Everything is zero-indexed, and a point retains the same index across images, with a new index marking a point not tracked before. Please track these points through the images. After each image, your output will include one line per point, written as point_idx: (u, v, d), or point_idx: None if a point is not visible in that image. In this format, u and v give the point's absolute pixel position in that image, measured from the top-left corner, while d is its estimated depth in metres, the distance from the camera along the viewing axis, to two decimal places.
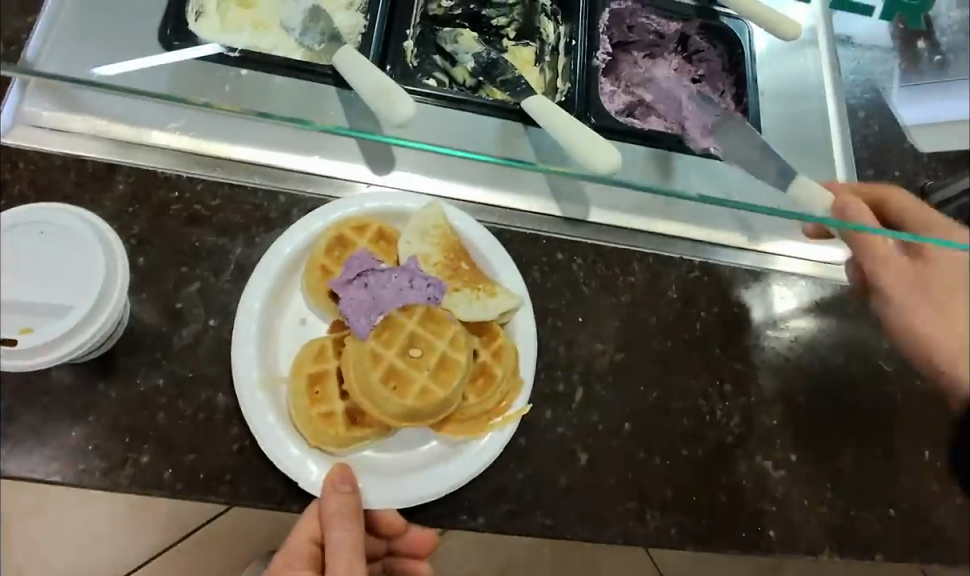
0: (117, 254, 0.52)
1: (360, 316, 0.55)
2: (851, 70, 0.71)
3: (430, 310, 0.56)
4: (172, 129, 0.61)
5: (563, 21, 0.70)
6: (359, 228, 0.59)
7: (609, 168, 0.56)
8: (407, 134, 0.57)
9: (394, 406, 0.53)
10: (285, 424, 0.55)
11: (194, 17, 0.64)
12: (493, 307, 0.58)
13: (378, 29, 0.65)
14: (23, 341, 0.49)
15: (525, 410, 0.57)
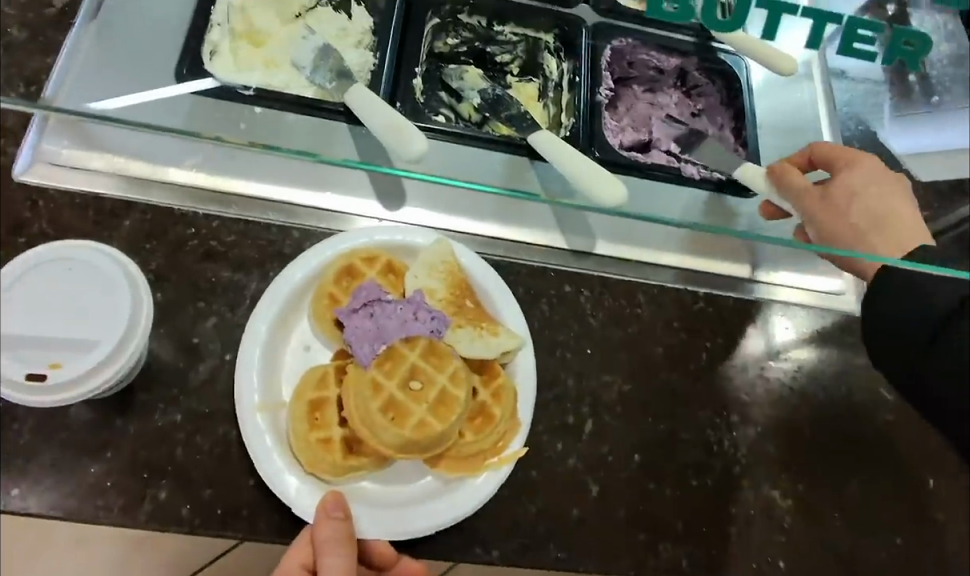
0: (141, 289, 0.53)
1: (364, 343, 0.56)
2: (844, 103, 0.68)
3: (433, 344, 0.56)
4: (189, 167, 0.62)
5: (565, 58, 0.72)
6: (369, 259, 0.59)
7: (616, 201, 0.58)
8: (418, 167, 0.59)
9: (391, 436, 0.53)
10: (282, 448, 0.55)
11: (207, 54, 0.66)
12: (496, 347, 0.58)
13: (388, 68, 0.66)
14: (53, 376, 0.50)
15: (519, 452, 0.57)
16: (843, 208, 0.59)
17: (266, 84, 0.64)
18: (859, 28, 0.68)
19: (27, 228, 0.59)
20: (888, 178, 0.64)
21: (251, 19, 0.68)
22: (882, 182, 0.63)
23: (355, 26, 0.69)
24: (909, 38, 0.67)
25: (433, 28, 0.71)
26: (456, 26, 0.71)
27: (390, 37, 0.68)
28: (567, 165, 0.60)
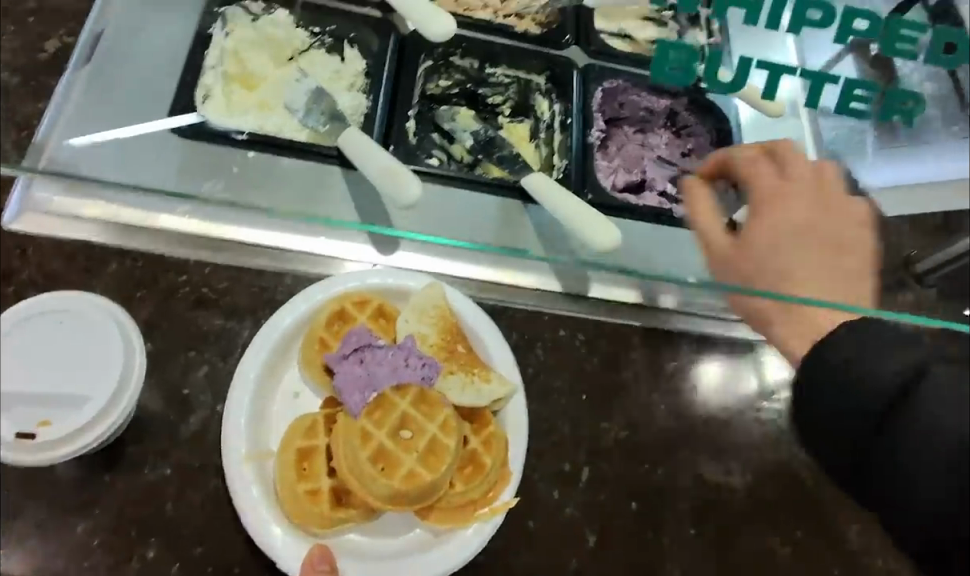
0: (134, 339, 0.54)
1: (354, 393, 0.55)
2: (829, 141, 0.66)
3: (424, 391, 0.55)
4: (182, 213, 0.62)
5: (557, 100, 0.73)
6: (360, 303, 0.59)
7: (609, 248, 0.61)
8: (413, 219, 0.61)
9: (381, 487, 0.52)
10: (269, 499, 0.54)
11: (201, 99, 0.66)
12: (487, 394, 0.57)
13: (382, 110, 0.67)
14: (43, 434, 0.50)
15: (512, 502, 0.56)
16: (774, 269, 0.60)
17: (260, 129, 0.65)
18: (856, 88, 0.65)
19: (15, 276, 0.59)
20: (825, 192, 0.63)
21: (244, 61, 0.68)
22: (819, 202, 0.62)
23: (349, 68, 0.69)
24: (904, 99, 0.64)
25: (426, 71, 0.71)
26: (448, 68, 0.71)
27: (384, 80, 0.69)
28: (568, 209, 0.61)
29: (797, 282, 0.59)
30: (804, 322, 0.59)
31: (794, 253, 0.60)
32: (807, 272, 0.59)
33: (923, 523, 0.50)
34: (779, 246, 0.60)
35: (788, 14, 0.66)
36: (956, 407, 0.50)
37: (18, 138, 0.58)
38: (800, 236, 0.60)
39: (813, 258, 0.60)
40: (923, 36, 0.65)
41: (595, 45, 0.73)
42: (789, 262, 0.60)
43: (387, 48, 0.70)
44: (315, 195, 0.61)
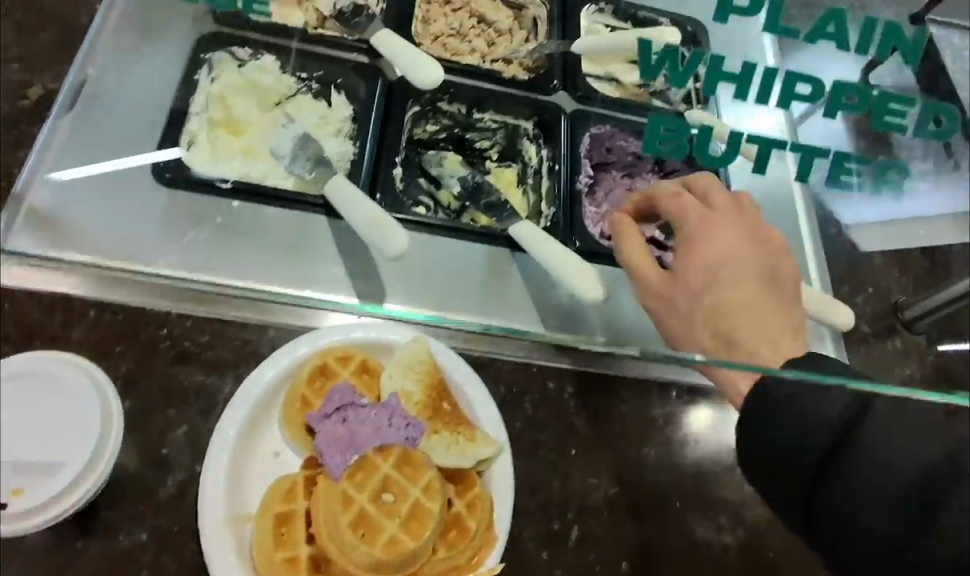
0: (113, 400, 0.54)
1: (335, 454, 0.55)
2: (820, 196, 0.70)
3: (407, 452, 0.56)
4: (161, 266, 0.60)
5: (544, 145, 0.73)
6: (343, 358, 0.59)
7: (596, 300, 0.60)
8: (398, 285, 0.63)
9: (361, 554, 0.52)
10: (244, 566, 0.53)
11: (186, 145, 0.65)
12: (472, 455, 0.58)
13: (369, 156, 0.66)
14: (16, 504, 0.49)
15: (497, 568, 0.56)
16: (707, 303, 0.60)
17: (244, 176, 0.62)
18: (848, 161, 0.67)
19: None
20: (752, 225, 0.64)
21: (229, 106, 0.66)
22: (745, 235, 0.63)
23: (335, 113, 0.68)
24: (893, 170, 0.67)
25: (414, 115, 0.70)
26: (436, 113, 0.71)
27: (372, 127, 0.68)
28: (557, 263, 0.61)
29: (731, 318, 0.60)
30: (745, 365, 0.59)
31: (723, 287, 0.61)
32: (737, 303, 0.60)
33: (874, 549, 0.54)
34: (708, 281, 0.61)
35: (778, 89, 0.67)
36: (899, 444, 0.54)
37: None
38: (726, 270, 0.62)
39: (742, 288, 0.61)
40: (908, 109, 0.68)
41: (581, 90, 0.73)
42: (720, 297, 0.61)
43: (375, 93, 0.69)
44: (304, 247, 0.62)
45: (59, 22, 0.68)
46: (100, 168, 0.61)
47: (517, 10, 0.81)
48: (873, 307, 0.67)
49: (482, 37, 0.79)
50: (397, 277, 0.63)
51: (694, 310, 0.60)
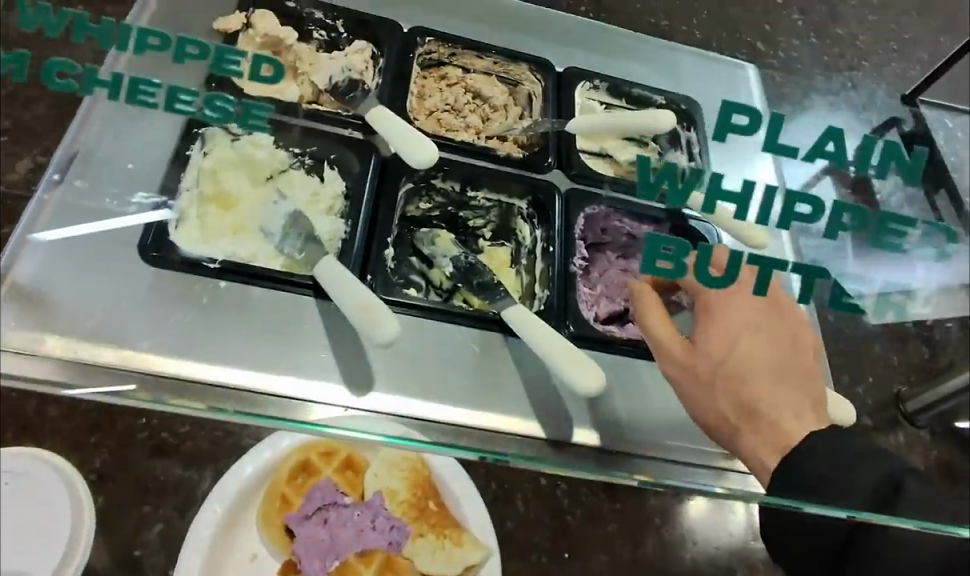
0: (83, 503, 0.60)
1: (315, 559, 0.61)
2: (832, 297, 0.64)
3: (390, 557, 0.62)
4: (145, 349, 0.57)
5: (538, 224, 0.73)
6: (327, 454, 0.64)
7: (599, 389, 0.58)
8: (398, 368, 0.61)
9: None
10: None
11: (173, 224, 0.63)
12: (458, 561, 0.61)
13: (361, 231, 0.66)
14: None
15: None
16: (729, 374, 0.61)
17: (233, 256, 0.63)
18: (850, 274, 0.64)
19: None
20: (773, 300, 0.61)
21: (220, 181, 0.65)
22: (765, 311, 0.61)
23: (327, 190, 0.68)
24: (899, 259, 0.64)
25: (407, 192, 0.70)
26: (429, 191, 0.71)
27: (364, 206, 0.67)
28: (557, 356, 0.58)
29: (756, 392, 0.61)
30: (771, 440, 0.59)
31: (745, 359, 0.61)
32: (760, 378, 0.61)
33: None
34: (734, 357, 0.61)
35: (778, 207, 0.60)
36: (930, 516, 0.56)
37: None
38: (749, 341, 0.61)
39: (762, 360, 0.62)
40: (909, 230, 0.63)
41: (575, 168, 0.73)
42: (742, 372, 0.61)
43: (370, 172, 0.69)
44: (289, 328, 0.61)
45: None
46: (87, 230, 0.60)
47: (511, 86, 0.83)
48: (873, 397, 0.67)
49: (476, 112, 0.80)
50: (386, 365, 0.61)
51: (716, 386, 0.61)
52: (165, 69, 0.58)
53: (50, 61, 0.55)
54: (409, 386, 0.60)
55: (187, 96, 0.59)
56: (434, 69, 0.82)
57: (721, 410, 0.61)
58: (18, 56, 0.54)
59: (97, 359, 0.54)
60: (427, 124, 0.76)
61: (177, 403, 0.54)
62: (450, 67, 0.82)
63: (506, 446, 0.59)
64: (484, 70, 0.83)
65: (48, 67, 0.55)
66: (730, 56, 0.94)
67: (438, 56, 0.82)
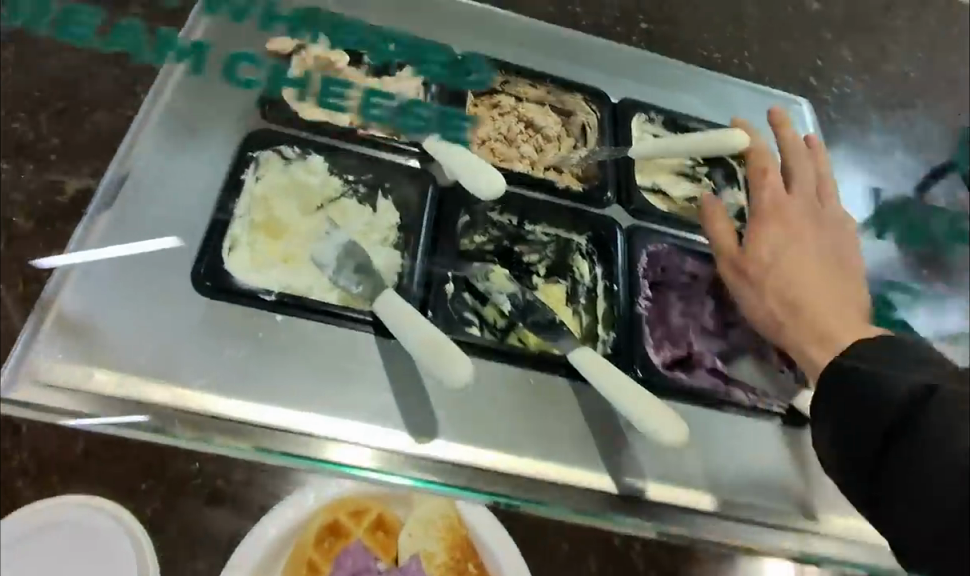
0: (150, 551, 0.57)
1: None
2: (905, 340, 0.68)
3: None
4: (198, 388, 0.54)
5: (599, 261, 0.70)
6: (356, 514, 0.59)
7: (678, 437, 0.55)
8: (462, 410, 0.58)
9: None
10: None
11: (226, 250, 0.61)
12: None
13: (421, 267, 0.63)
14: None
15: None
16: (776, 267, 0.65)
17: (288, 288, 0.60)
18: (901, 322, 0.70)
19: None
20: (794, 230, 0.68)
21: (271, 208, 0.64)
22: (793, 239, 0.67)
23: (381, 220, 0.65)
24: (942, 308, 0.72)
25: (463, 225, 0.67)
26: (486, 224, 0.68)
27: (421, 238, 0.65)
28: (625, 399, 0.55)
29: (809, 290, 0.63)
30: (809, 324, 0.62)
31: (801, 273, 0.65)
32: (803, 284, 0.64)
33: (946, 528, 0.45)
34: (768, 242, 0.67)
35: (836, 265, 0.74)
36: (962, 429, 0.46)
37: (23, 293, 0.52)
38: (794, 254, 0.66)
39: (811, 263, 0.66)
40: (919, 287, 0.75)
41: (635, 204, 0.72)
42: (794, 275, 0.65)
43: (429, 204, 0.66)
44: (349, 365, 0.58)
45: (96, 78, 0.60)
46: (142, 263, 0.58)
47: (565, 116, 0.80)
48: None
49: (529, 143, 0.76)
50: (448, 412, 0.57)
51: (772, 271, 0.65)
52: (252, 37, 0.68)
53: (163, 34, 0.64)
54: (470, 435, 0.57)
55: (339, 86, 0.69)
56: (487, 95, 0.77)
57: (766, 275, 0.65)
58: (140, 28, 0.63)
59: (149, 395, 0.53)
60: (483, 151, 0.71)
61: (222, 443, 0.52)
62: (504, 95, 0.78)
63: (566, 498, 0.56)
64: (536, 99, 0.80)
65: (160, 38, 0.64)
66: (781, 91, 0.92)
67: (491, 83, 0.77)
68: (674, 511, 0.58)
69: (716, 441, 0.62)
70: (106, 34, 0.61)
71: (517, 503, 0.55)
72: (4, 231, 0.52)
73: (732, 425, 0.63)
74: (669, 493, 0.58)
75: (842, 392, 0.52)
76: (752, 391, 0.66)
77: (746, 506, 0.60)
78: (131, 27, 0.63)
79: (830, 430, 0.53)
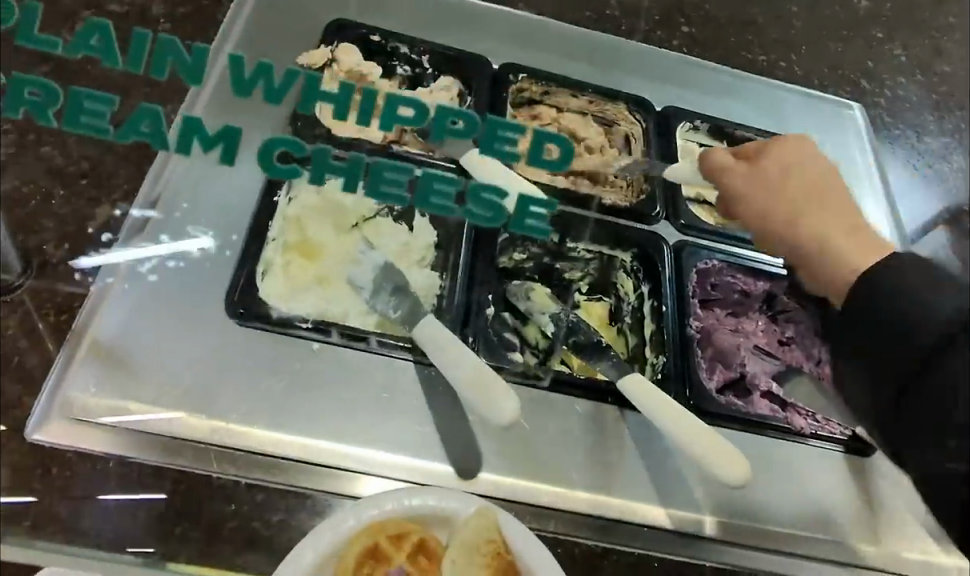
0: None
1: None
2: None
3: None
4: (235, 420, 0.52)
5: (645, 280, 0.66)
6: (397, 537, 0.45)
7: (740, 470, 0.52)
8: (512, 436, 0.56)
9: None
10: None
11: (259, 274, 0.58)
12: None
13: (461, 288, 0.59)
14: None
15: None
16: (782, 190, 0.58)
17: (323, 316, 0.57)
18: None
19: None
20: (805, 168, 0.59)
21: (305, 228, 0.60)
22: (803, 176, 0.58)
23: (420, 239, 0.61)
24: None
25: (501, 244, 0.61)
26: (525, 241, 0.62)
27: (461, 254, 0.61)
28: (685, 431, 0.53)
29: (811, 207, 0.56)
30: (818, 246, 0.54)
31: (809, 194, 0.57)
32: (817, 214, 0.56)
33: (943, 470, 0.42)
34: (773, 166, 0.59)
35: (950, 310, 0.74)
36: None
37: (55, 322, 0.52)
38: (787, 177, 0.58)
39: (807, 185, 0.58)
40: None
41: (683, 219, 0.69)
42: (796, 199, 0.57)
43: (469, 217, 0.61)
44: (389, 394, 0.56)
45: None
46: (169, 287, 0.56)
47: (607, 126, 0.73)
48: None
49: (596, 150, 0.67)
50: (498, 443, 0.55)
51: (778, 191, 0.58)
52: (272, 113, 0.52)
53: (184, 118, 0.48)
54: (515, 471, 0.54)
55: (394, 175, 0.50)
56: (527, 108, 0.72)
57: (777, 207, 0.57)
58: (159, 116, 0.47)
59: (179, 431, 0.51)
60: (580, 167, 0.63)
61: (257, 475, 0.51)
62: (543, 106, 0.72)
63: (619, 535, 0.54)
64: (577, 109, 0.73)
65: (184, 122, 0.48)
66: (834, 95, 0.86)
67: (530, 95, 0.73)
68: (722, 549, 0.55)
69: (771, 467, 0.59)
70: (122, 124, 0.47)
71: (562, 540, 0.53)
72: (36, 258, 0.52)
73: (788, 459, 0.60)
74: (725, 527, 0.56)
75: (861, 322, 0.47)
76: (807, 417, 0.62)
77: (804, 537, 0.57)
78: (105, 98, 0.46)
79: (859, 368, 0.48)
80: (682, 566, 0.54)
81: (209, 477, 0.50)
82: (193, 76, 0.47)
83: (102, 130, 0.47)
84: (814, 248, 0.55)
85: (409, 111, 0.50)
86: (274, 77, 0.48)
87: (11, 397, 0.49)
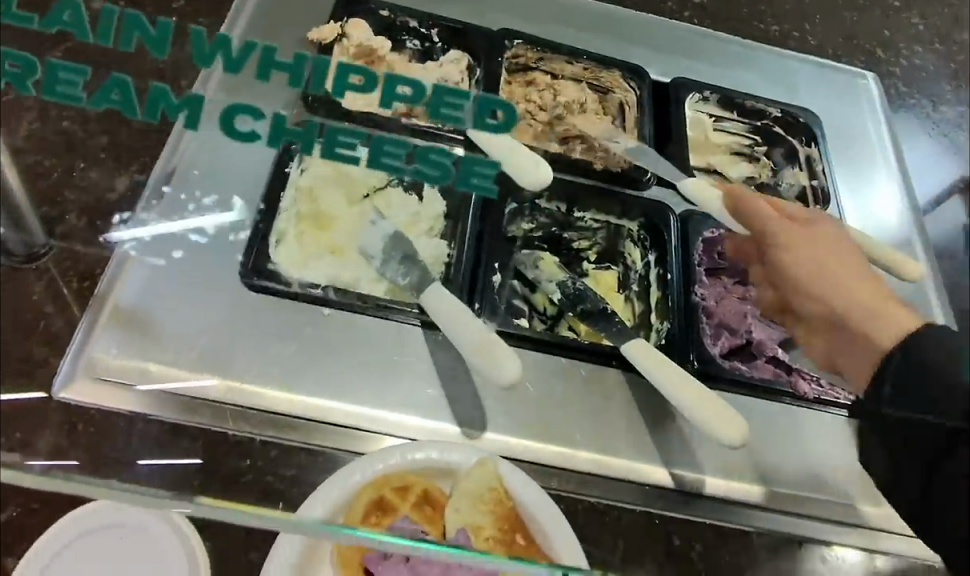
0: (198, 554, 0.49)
1: None
2: None
3: None
4: (252, 382, 0.55)
5: (651, 249, 0.67)
6: (402, 489, 0.48)
7: (737, 433, 0.54)
8: (516, 398, 0.57)
9: None
10: None
11: (271, 244, 0.59)
12: None
13: (468, 257, 0.60)
14: None
15: None
16: (823, 252, 0.56)
17: (335, 282, 0.58)
18: None
19: (37, 459, 0.46)
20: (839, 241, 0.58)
21: (316, 198, 0.59)
22: (839, 247, 0.57)
23: (429, 208, 0.59)
24: None
25: (511, 213, 0.61)
26: (533, 210, 0.62)
27: (469, 223, 0.60)
28: (680, 394, 0.55)
29: (847, 272, 0.54)
30: (859, 307, 0.52)
31: (845, 262, 0.55)
32: (855, 283, 0.54)
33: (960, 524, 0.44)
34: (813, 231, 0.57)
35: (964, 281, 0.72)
36: None
37: (78, 288, 0.53)
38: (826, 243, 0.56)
39: (843, 254, 0.56)
40: None
41: None
42: (834, 264, 0.55)
43: None
44: (399, 357, 0.57)
45: None
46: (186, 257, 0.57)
47: (602, 94, 0.73)
48: None
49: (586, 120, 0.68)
50: (504, 406, 0.57)
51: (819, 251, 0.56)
52: (255, 92, 0.54)
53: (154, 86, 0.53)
54: (520, 431, 0.56)
55: (347, 137, 0.55)
56: (522, 73, 0.70)
57: (817, 264, 0.55)
58: (131, 86, 0.52)
59: (199, 391, 0.54)
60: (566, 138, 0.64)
61: (273, 432, 0.54)
62: (538, 72, 0.71)
63: (620, 491, 0.56)
64: (573, 77, 0.73)
65: (152, 91, 0.53)
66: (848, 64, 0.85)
67: (526, 61, 0.72)
68: (722, 506, 0.57)
69: (773, 430, 0.61)
70: (95, 91, 0.52)
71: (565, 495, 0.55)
72: (58, 227, 0.54)
73: (790, 422, 0.61)
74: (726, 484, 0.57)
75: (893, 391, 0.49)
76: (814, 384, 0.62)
77: (804, 496, 0.58)
78: (79, 69, 0.51)
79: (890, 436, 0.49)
80: (683, 521, 0.56)
81: (228, 433, 0.53)
82: (159, 46, 0.53)
83: (77, 98, 0.52)
84: (850, 307, 0.52)
85: (361, 80, 0.56)
86: (230, 49, 0.54)
87: (36, 359, 0.50)
